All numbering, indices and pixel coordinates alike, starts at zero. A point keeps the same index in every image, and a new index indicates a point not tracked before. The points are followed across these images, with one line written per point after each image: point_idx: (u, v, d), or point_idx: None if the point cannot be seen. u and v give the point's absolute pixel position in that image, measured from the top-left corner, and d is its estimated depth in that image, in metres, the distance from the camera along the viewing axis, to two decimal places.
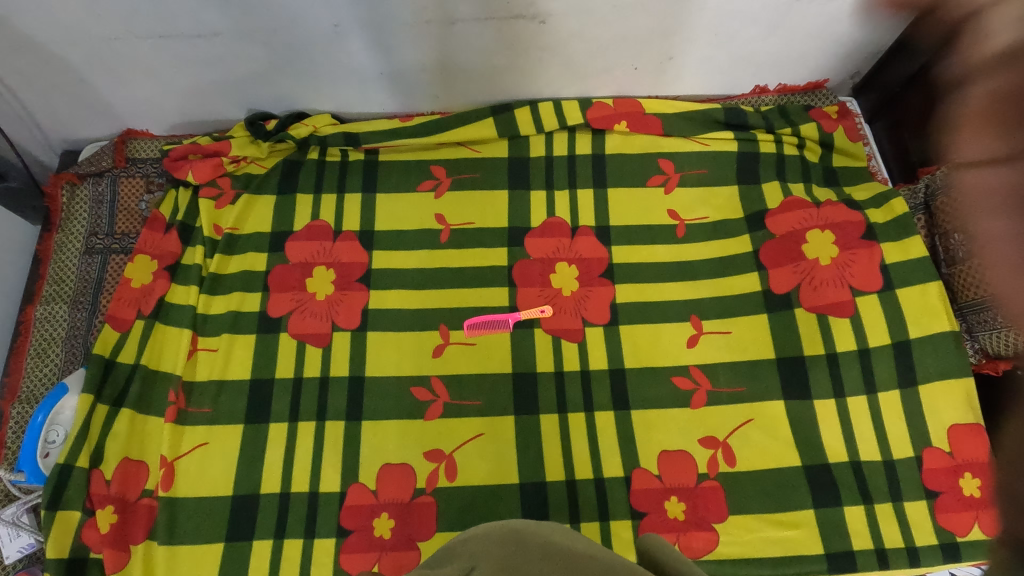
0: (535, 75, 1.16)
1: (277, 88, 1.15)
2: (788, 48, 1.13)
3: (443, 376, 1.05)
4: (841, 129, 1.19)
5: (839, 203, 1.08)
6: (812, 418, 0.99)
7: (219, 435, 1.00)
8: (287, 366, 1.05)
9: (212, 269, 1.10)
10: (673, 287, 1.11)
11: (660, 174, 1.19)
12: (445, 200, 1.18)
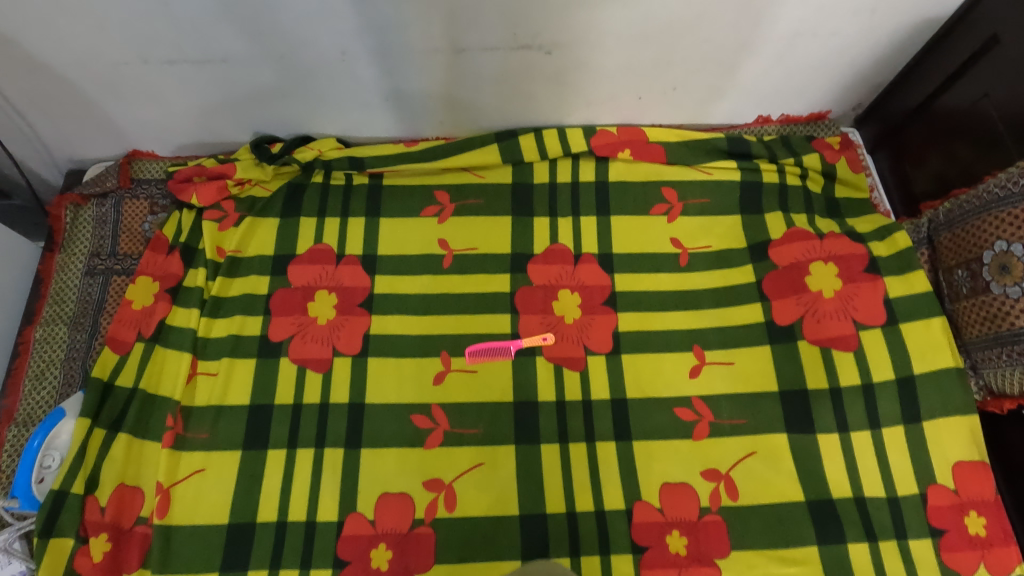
0: (541, 103, 1.17)
1: (283, 111, 1.15)
2: (791, 80, 1.14)
3: (444, 403, 1.04)
4: (843, 159, 1.20)
5: (842, 236, 1.08)
6: (816, 452, 0.98)
7: (217, 462, 0.99)
8: (287, 392, 1.04)
9: (213, 292, 1.10)
10: (676, 316, 1.11)
11: (664, 203, 1.19)
12: (449, 224, 1.18)
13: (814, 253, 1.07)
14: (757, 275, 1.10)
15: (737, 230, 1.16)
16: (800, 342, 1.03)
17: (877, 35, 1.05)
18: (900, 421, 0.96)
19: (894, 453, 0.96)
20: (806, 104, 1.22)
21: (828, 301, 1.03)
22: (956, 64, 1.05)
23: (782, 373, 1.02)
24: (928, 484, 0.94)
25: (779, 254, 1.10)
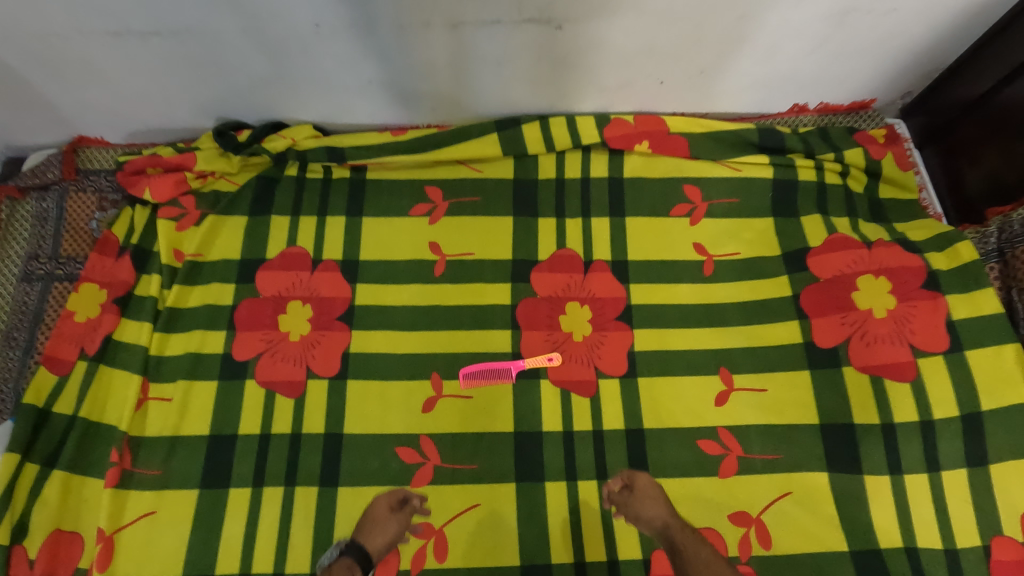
0: (548, 88, 1.01)
1: (248, 94, 0.99)
2: (836, 64, 0.99)
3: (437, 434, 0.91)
4: (889, 155, 1.06)
5: (893, 245, 0.94)
6: (862, 495, 0.85)
7: (170, 503, 0.85)
8: (253, 421, 0.90)
9: (169, 303, 0.95)
10: (700, 335, 0.97)
11: (686, 203, 1.05)
12: (441, 226, 1.03)
13: (861, 265, 0.93)
14: (794, 288, 0.96)
15: (770, 235, 1.02)
16: (846, 368, 0.89)
17: (943, 13, 0.89)
18: (963, 464, 0.83)
19: (954, 499, 0.83)
20: (849, 93, 1.07)
21: (881, 322, 0.89)
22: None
23: (823, 403, 0.89)
24: (992, 536, 0.81)
25: (819, 265, 0.96)
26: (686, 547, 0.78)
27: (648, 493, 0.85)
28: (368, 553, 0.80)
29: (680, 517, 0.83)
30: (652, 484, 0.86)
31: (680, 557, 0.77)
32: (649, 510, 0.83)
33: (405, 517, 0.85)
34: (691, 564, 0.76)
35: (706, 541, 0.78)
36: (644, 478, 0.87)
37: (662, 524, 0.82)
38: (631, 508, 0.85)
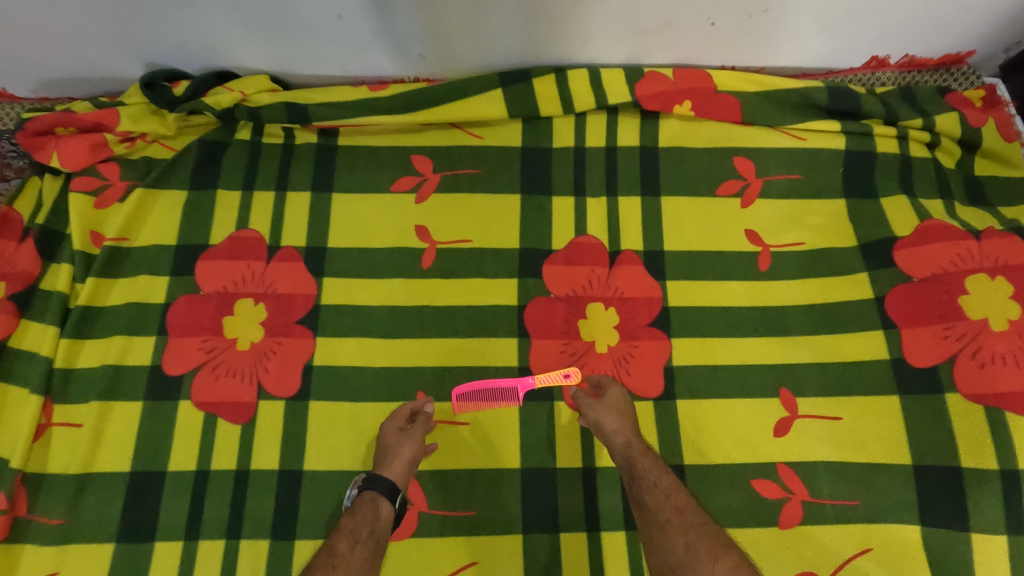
0: (568, 31, 0.79)
1: (180, 32, 0.76)
2: (937, 2, 0.77)
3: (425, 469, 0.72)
4: (992, 122, 0.85)
5: (1009, 236, 0.73)
6: (970, 560, 0.66)
7: (76, 560, 0.66)
8: (187, 454, 0.71)
9: (82, 300, 0.75)
10: (755, 345, 0.77)
11: (736, 179, 0.84)
12: (430, 205, 0.82)
13: (968, 263, 0.73)
14: (876, 289, 0.76)
15: (842, 221, 0.81)
16: (948, 396, 0.69)
17: None
18: None
19: None
20: (944, 43, 0.85)
21: (998, 337, 0.68)
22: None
23: (916, 438, 0.70)
24: None
25: (909, 261, 0.76)
26: (646, 472, 0.62)
27: (616, 404, 0.68)
28: (393, 481, 0.64)
29: (644, 436, 0.66)
30: (623, 396, 0.69)
31: (638, 483, 0.61)
32: (611, 422, 0.66)
33: (422, 436, 0.68)
34: (650, 494, 0.60)
35: (670, 467, 0.62)
36: (616, 389, 0.70)
37: (622, 440, 0.65)
38: (590, 416, 0.68)
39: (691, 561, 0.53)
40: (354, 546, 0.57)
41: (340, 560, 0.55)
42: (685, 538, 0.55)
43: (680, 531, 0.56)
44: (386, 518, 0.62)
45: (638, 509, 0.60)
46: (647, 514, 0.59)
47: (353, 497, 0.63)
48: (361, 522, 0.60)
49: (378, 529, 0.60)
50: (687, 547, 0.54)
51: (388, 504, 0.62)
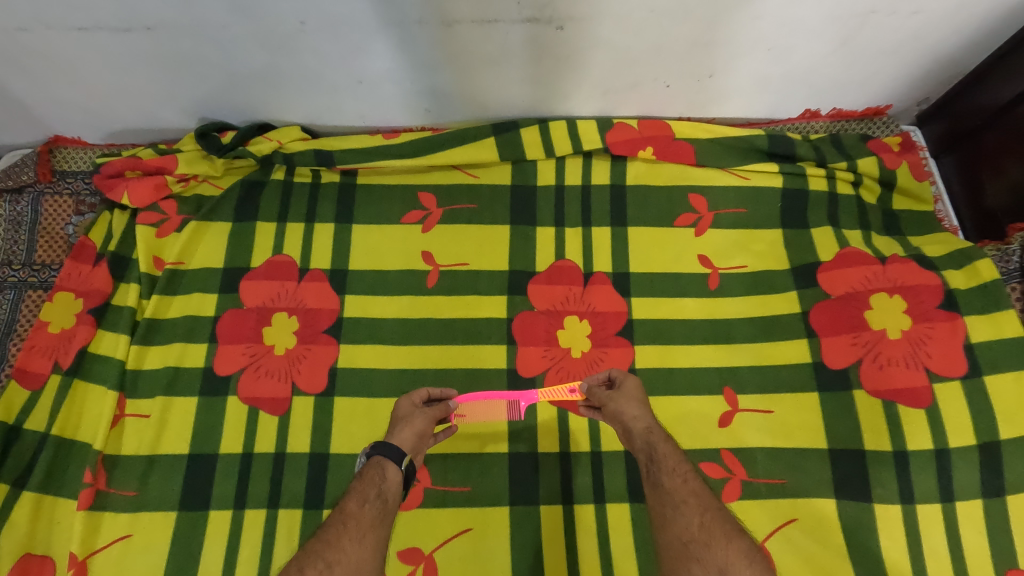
0: (550, 91, 0.95)
1: (231, 94, 0.93)
2: (853, 71, 0.93)
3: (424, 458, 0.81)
4: (905, 165, 1.01)
5: (909, 261, 0.89)
6: (873, 526, 0.81)
7: (145, 525, 0.81)
8: (234, 440, 0.86)
9: (148, 314, 0.91)
10: (705, 351, 0.92)
11: (691, 212, 1.00)
12: (435, 233, 0.99)
13: (875, 283, 0.89)
14: (803, 304, 0.92)
15: (779, 248, 0.97)
16: (856, 393, 0.85)
17: (968, 14, 0.83)
18: (979, 495, 0.78)
19: (968, 531, 0.78)
20: (863, 99, 1.01)
21: (895, 344, 0.85)
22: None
23: (832, 427, 0.85)
24: (1008, 570, 0.77)
25: (830, 281, 0.92)
26: (663, 457, 0.68)
27: (631, 393, 0.76)
28: (401, 449, 0.71)
29: (662, 425, 0.73)
30: (637, 387, 0.78)
31: (656, 466, 0.68)
32: (632, 410, 0.74)
33: (433, 412, 0.77)
34: (666, 476, 0.66)
35: (685, 455, 0.69)
36: (631, 382, 0.79)
37: (643, 427, 0.72)
38: (613, 405, 0.75)
39: (705, 539, 0.60)
40: (363, 504, 0.63)
41: (350, 517, 0.62)
42: (700, 518, 0.62)
43: (695, 512, 0.62)
44: (394, 479, 0.68)
45: (652, 490, 0.67)
46: (663, 495, 0.65)
47: (363, 464, 0.69)
48: (369, 484, 0.66)
49: (386, 489, 0.66)
50: (702, 525, 0.61)
51: (394, 466, 0.69)
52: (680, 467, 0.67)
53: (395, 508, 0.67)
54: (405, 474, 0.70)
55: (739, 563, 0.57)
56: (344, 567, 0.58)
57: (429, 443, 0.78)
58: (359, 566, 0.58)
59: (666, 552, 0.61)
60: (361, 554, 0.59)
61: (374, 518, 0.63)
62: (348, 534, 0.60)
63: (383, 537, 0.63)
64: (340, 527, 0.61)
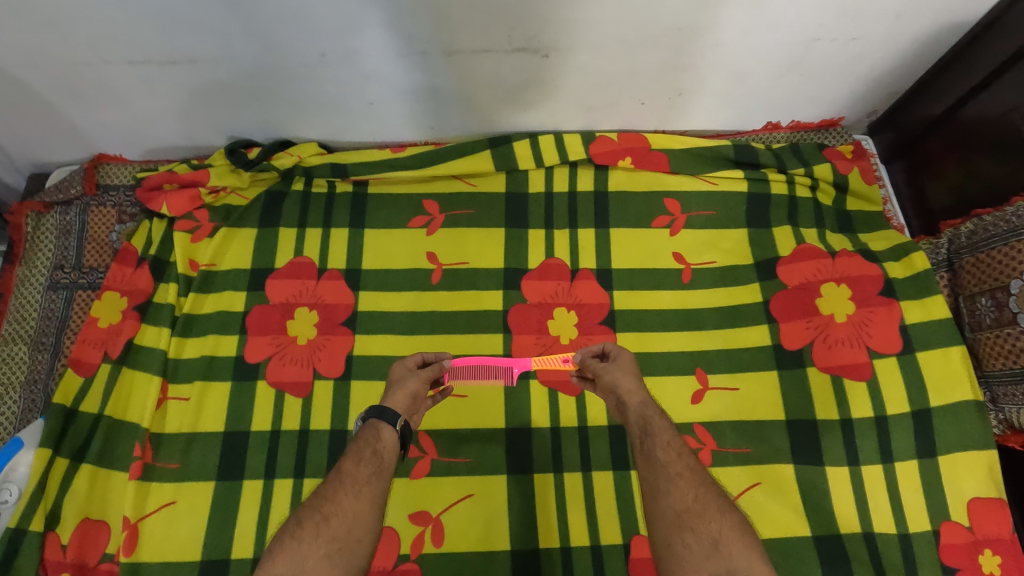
0: (539, 109, 1.08)
1: (258, 116, 1.06)
2: (805, 89, 1.06)
3: (423, 419, 0.88)
4: (856, 170, 1.12)
5: (855, 255, 1.02)
6: (825, 486, 0.93)
7: (188, 493, 0.93)
8: (264, 420, 0.98)
9: (186, 309, 1.03)
10: (678, 337, 1.04)
11: (666, 215, 1.12)
12: (438, 236, 1.11)
13: (825, 274, 1.02)
14: (765, 294, 1.04)
15: (744, 245, 1.09)
16: (809, 369, 0.97)
17: (901, 40, 0.96)
18: (914, 456, 0.91)
19: (906, 488, 0.91)
20: (818, 112, 1.14)
21: (841, 326, 0.98)
22: (972, 82, 0.98)
23: (789, 400, 0.97)
24: (942, 521, 0.89)
25: (787, 273, 1.04)
26: (659, 431, 0.73)
27: (626, 367, 0.81)
28: (395, 412, 0.77)
29: (654, 399, 0.78)
30: (631, 362, 0.82)
31: (652, 440, 0.72)
32: (629, 385, 0.78)
33: (426, 374, 0.83)
34: (662, 451, 0.71)
35: (678, 430, 0.73)
36: (625, 356, 0.83)
37: (638, 400, 0.76)
38: (610, 376, 0.80)
39: (699, 509, 0.66)
40: (359, 463, 0.71)
41: (346, 474, 0.70)
42: (695, 491, 0.67)
43: (690, 485, 0.68)
44: (388, 439, 0.75)
45: (647, 462, 0.71)
46: (659, 467, 0.69)
47: (362, 426, 0.77)
48: (364, 444, 0.73)
49: (381, 449, 0.73)
50: (696, 497, 0.67)
51: (389, 428, 0.75)
52: (674, 443, 0.72)
53: (391, 466, 0.73)
54: (402, 435, 0.77)
55: (731, 533, 0.64)
56: (340, 518, 0.66)
57: (423, 404, 0.84)
58: (354, 517, 0.66)
59: (658, 519, 0.66)
60: (356, 507, 0.67)
61: (370, 474, 0.70)
62: (344, 490, 0.68)
63: (380, 492, 0.70)
64: (337, 483, 0.69)
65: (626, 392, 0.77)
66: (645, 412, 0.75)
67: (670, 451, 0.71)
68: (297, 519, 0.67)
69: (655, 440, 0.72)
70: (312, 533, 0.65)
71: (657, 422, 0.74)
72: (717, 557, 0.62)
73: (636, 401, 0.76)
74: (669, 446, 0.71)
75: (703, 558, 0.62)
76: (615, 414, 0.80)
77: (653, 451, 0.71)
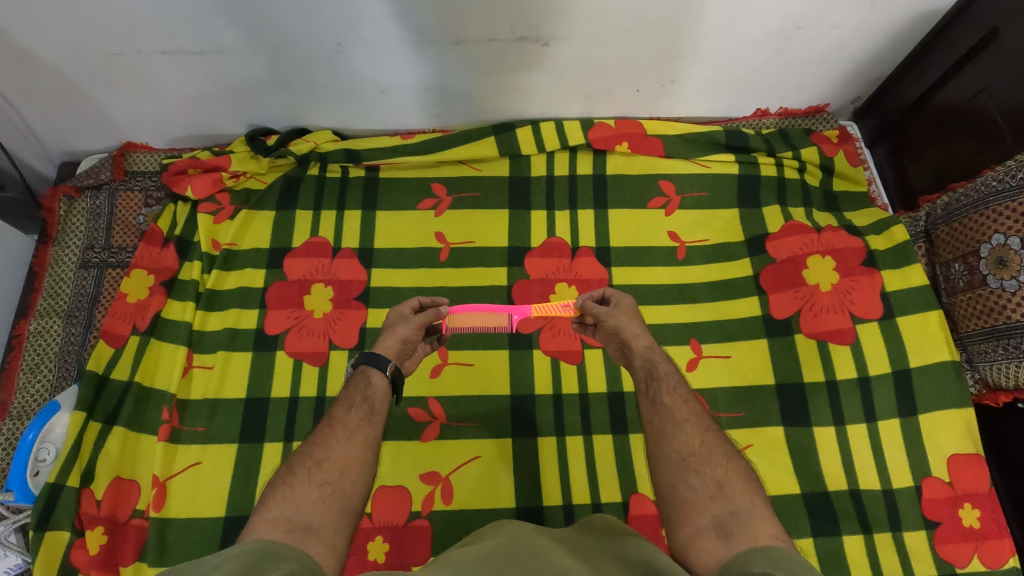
0: (539, 96, 1.15)
1: (277, 104, 1.13)
2: (791, 76, 1.13)
3: (421, 365, 0.92)
4: (841, 153, 1.18)
5: (840, 230, 1.09)
6: (812, 446, 0.98)
7: (212, 455, 0.99)
8: (283, 387, 1.04)
9: (209, 285, 1.09)
10: (674, 309, 1.10)
11: (661, 197, 1.18)
12: (446, 217, 1.17)
13: (811, 248, 1.08)
14: (755, 269, 1.11)
15: (735, 224, 1.15)
16: (797, 335, 1.04)
17: (879, 28, 1.02)
18: (895, 414, 0.97)
19: (889, 445, 0.96)
20: (804, 98, 1.20)
21: (825, 295, 1.05)
22: (945, 67, 1.04)
23: (779, 366, 1.03)
24: (923, 477, 0.94)
25: (776, 248, 1.11)
26: (665, 376, 0.77)
27: (629, 312, 0.86)
28: (385, 357, 0.82)
29: (659, 346, 0.83)
30: (632, 307, 0.87)
31: (658, 385, 0.77)
32: (636, 330, 0.83)
33: (418, 318, 0.87)
34: (668, 396, 0.76)
35: (684, 377, 0.78)
36: (627, 302, 0.88)
37: (644, 346, 0.82)
38: (613, 321, 0.85)
39: (705, 454, 0.70)
40: (349, 409, 0.76)
41: (337, 420, 0.75)
42: (701, 436, 0.72)
43: (696, 431, 0.73)
44: (377, 385, 0.79)
45: (653, 406, 0.76)
46: (665, 411, 0.74)
47: (353, 372, 0.81)
48: (355, 390, 0.78)
49: (370, 395, 0.78)
50: (703, 443, 0.72)
51: (378, 373, 0.80)
52: (679, 388, 0.77)
53: (383, 409, 0.78)
54: (393, 380, 0.81)
55: (735, 477, 0.69)
56: (331, 463, 0.71)
57: (416, 348, 0.89)
58: (346, 461, 0.71)
59: (664, 461, 0.71)
60: (347, 451, 0.72)
61: (359, 420, 0.75)
62: (336, 435, 0.74)
63: (371, 435, 0.75)
64: (328, 430, 0.74)
65: (635, 338, 0.82)
66: (653, 356, 0.80)
67: (675, 395, 0.76)
68: (289, 466, 0.72)
69: (661, 385, 0.77)
70: (304, 478, 0.69)
71: (665, 367, 0.79)
72: (721, 499, 0.67)
73: (644, 346, 0.81)
74: (676, 391, 0.76)
75: (707, 498, 0.67)
76: (621, 358, 0.85)
77: (660, 396, 0.76)
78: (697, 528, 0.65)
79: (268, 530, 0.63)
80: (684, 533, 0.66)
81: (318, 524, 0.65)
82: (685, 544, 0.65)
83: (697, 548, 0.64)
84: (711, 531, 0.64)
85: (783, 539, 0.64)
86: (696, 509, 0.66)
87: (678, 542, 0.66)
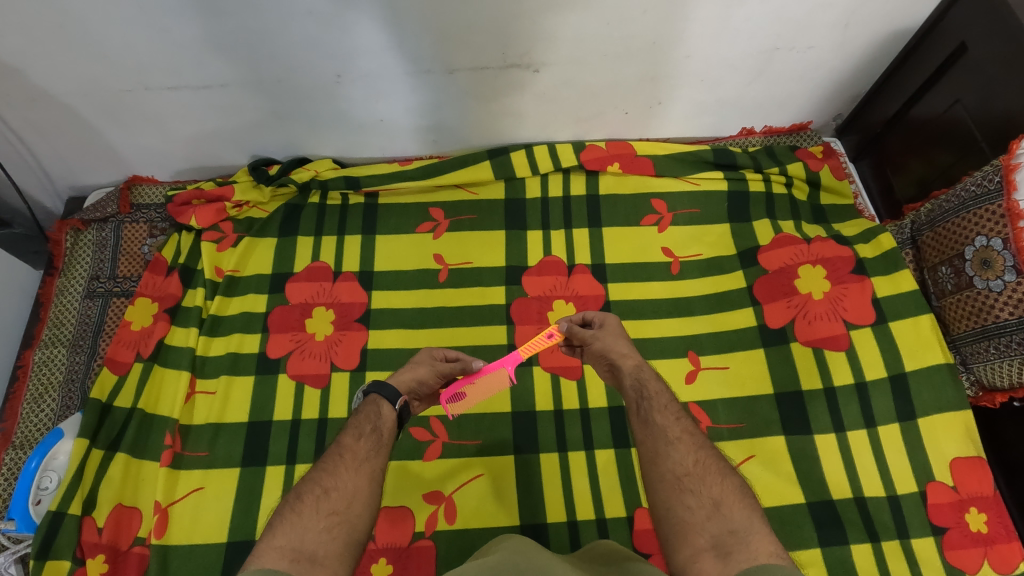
0: (532, 121, 1.19)
1: (279, 135, 1.17)
2: (773, 96, 1.17)
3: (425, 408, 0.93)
4: (827, 167, 1.22)
5: (828, 240, 1.12)
6: (814, 454, 0.98)
7: (215, 479, 0.99)
8: (285, 409, 1.05)
9: (212, 311, 1.11)
10: (671, 322, 1.11)
11: (654, 214, 1.21)
12: (444, 240, 1.20)
13: (801, 258, 1.11)
14: (748, 280, 1.13)
15: (727, 238, 1.18)
16: (794, 343, 1.05)
17: (854, 47, 1.07)
18: (895, 419, 0.98)
19: (890, 450, 0.97)
20: (788, 116, 1.24)
21: (818, 303, 1.07)
22: (920, 80, 1.09)
23: (776, 375, 1.04)
24: (927, 482, 0.94)
25: (768, 259, 1.13)
26: (656, 396, 0.78)
27: (615, 331, 0.86)
28: (395, 390, 0.82)
29: (649, 365, 0.83)
30: (618, 325, 0.88)
31: (649, 404, 0.77)
32: (624, 350, 0.84)
33: (442, 366, 0.89)
34: (660, 415, 0.76)
35: (676, 396, 0.79)
36: (613, 321, 0.88)
37: (633, 365, 0.82)
38: (600, 343, 0.85)
39: (700, 473, 0.70)
40: (359, 438, 0.75)
41: (346, 449, 0.74)
42: (695, 455, 0.72)
43: (689, 449, 0.73)
44: (388, 416, 0.79)
45: (645, 425, 0.76)
46: (658, 430, 0.74)
47: (362, 401, 0.82)
48: (364, 421, 0.78)
49: (380, 424, 0.78)
50: (697, 461, 0.71)
51: (389, 406, 0.80)
52: (669, 406, 0.77)
53: (390, 440, 0.78)
54: (399, 414, 0.81)
55: (731, 495, 0.68)
56: (340, 491, 0.70)
57: (428, 393, 0.89)
58: (354, 490, 0.70)
59: (660, 482, 0.71)
60: (356, 481, 0.71)
61: (370, 449, 0.75)
62: (344, 464, 0.73)
63: (378, 465, 0.74)
64: (337, 458, 0.73)
65: (620, 357, 0.83)
66: (638, 375, 0.81)
67: (664, 414, 0.76)
68: (297, 492, 0.71)
69: (648, 403, 0.77)
70: (312, 508, 0.68)
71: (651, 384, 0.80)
72: (719, 518, 0.66)
73: (629, 364, 0.82)
74: (665, 409, 0.77)
75: (704, 518, 0.67)
76: (612, 379, 0.86)
77: (648, 415, 0.76)
78: (696, 549, 0.65)
79: (273, 559, 0.62)
80: (683, 555, 0.65)
81: (322, 554, 0.64)
82: (684, 567, 0.65)
83: (696, 569, 0.63)
84: (710, 551, 0.64)
85: (783, 558, 0.63)
86: (695, 530, 0.66)
87: (677, 565, 0.65)
